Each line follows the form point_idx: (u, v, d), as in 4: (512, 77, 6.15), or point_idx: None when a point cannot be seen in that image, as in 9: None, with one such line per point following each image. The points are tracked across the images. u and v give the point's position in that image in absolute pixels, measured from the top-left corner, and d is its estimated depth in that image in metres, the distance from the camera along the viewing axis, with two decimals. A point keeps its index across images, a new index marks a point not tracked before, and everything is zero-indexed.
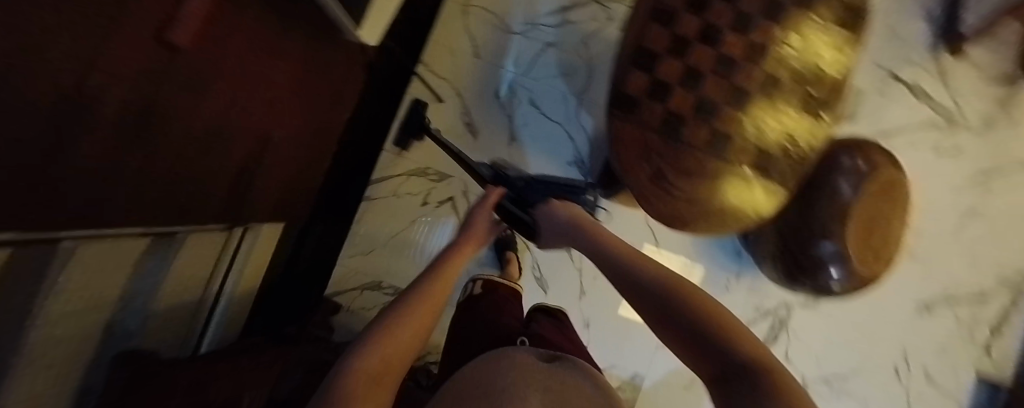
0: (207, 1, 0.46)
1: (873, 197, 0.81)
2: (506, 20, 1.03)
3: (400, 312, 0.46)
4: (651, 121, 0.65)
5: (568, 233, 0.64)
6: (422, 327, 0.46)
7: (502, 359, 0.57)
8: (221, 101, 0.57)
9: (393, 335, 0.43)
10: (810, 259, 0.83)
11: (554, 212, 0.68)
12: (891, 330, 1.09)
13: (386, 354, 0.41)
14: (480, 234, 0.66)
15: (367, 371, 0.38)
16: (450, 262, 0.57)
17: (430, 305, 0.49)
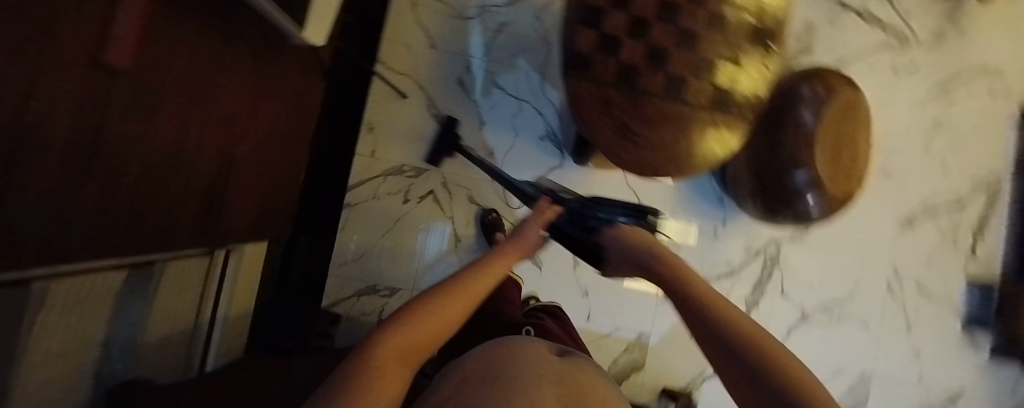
0: (137, 19, 0.46)
1: (836, 119, 0.83)
2: (457, 7, 1.03)
3: (431, 301, 0.36)
4: (606, 75, 0.65)
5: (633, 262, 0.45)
6: (451, 321, 0.35)
7: (511, 343, 0.55)
8: (174, 121, 0.57)
9: (420, 323, 0.33)
10: (787, 191, 0.84)
11: (619, 230, 0.49)
12: (879, 249, 1.12)
13: (410, 342, 0.31)
14: (531, 241, 0.52)
15: (394, 346, 0.29)
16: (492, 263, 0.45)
17: (463, 299, 0.38)
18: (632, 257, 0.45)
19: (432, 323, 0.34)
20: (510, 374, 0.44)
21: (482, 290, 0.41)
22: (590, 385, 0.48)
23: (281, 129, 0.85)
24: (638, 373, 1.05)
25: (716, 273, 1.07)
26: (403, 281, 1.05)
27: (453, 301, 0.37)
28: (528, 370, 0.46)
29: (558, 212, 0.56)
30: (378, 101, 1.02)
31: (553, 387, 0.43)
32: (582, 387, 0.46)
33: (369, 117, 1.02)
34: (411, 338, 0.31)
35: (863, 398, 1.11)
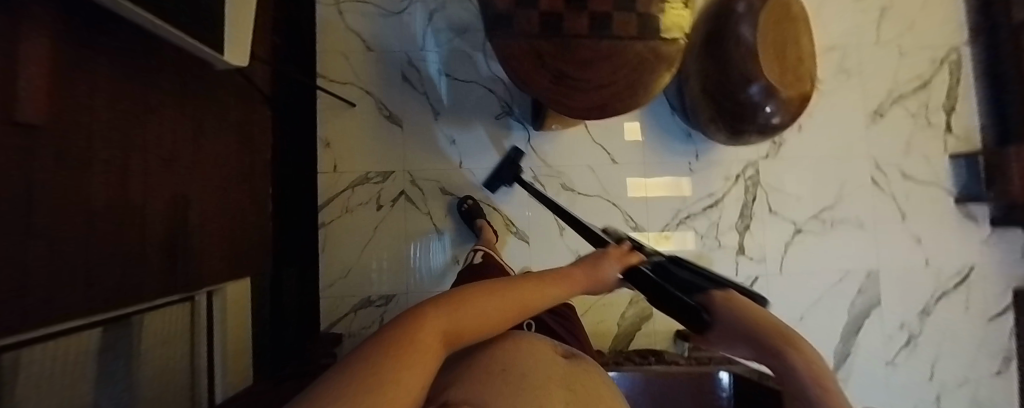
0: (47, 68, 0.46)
1: (774, 23, 0.83)
2: (384, 4, 1.03)
3: (485, 291, 0.42)
4: (529, 26, 0.65)
5: (748, 338, 0.36)
6: (493, 320, 0.40)
7: (520, 339, 0.58)
8: (111, 167, 0.57)
9: (466, 309, 0.38)
10: (743, 104, 0.84)
11: (721, 298, 0.42)
12: (855, 146, 1.11)
13: (453, 323, 0.36)
14: (599, 274, 0.52)
15: (438, 321, 0.35)
16: (553, 275, 0.49)
17: (516, 302, 0.42)
18: (741, 330, 0.37)
19: (475, 317, 0.38)
20: (519, 369, 0.46)
21: (538, 299, 0.45)
22: (594, 390, 0.50)
23: (233, 162, 0.85)
24: (646, 323, 1.04)
25: (701, 206, 1.06)
26: (396, 286, 1.04)
27: (507, 301, 0.42)
28: (536, 367, 0.48)
29: (642, 259, 0.55)
30: (328, 115, 1.03)
31: (563, 391, 0.45)
32: (590, 394, 0.48)
33: (324, 134, 1.02)
34: (452, 320, 0.36)
35: (873, 296, 1.10)
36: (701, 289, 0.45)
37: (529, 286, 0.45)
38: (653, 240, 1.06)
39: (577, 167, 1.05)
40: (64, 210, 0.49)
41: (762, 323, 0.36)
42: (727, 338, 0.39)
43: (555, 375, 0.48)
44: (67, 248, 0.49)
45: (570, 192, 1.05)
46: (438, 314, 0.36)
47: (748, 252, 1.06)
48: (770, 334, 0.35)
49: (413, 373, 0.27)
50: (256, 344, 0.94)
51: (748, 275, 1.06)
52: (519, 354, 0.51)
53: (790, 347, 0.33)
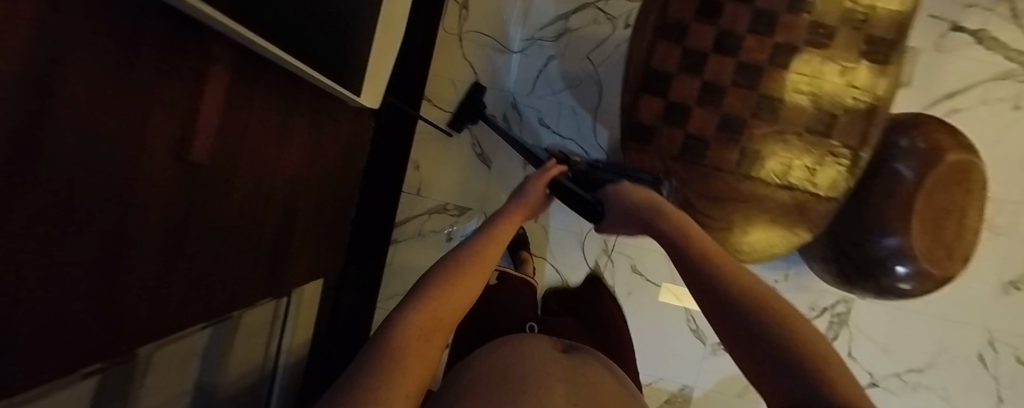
0: (206, 119, 0.51)
1: (939, 188, 0.72)
2: (504, 40, 1.01)
3: (453, 272, 0.51)
4: (670, 148, 0.61)
5: (640, 218, 0.52)
6: (468, 289, 0.50)
7: (521, 342, 0.58)
8: (244, 185, 0.63)
9: (446, 295, 0.48)
10: (869, 260, 0.75)
11: (624, 193, 0.56)
12: (974, 316, 0.97)
13: (436, 310, 0.46)
14: (530, 205, 0.63)
15: (416, 324, 0.42)
16: (498, 230, 0.59)
17: (478, 268, 0.53)
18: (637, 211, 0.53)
19: (447, 301, 0.47)
20: (520, 374, 0.48)
21: (492, 257, 0.56)
22: (602, 388, 0.50)
23: (332, 172, 0.88)
24: None
25: None
26: None
27: (471, 273, 0.52)
28: (538, 371, 0.50)
29: (563, 171, 0.63)
30: (423, 141, 1.07)
31: (563, 388, 0.47)
32: (599, 390, 0.49)
33: (416, 157, 1.07)
34: (431, 315, 0.45)
35: None
36: (607, 183, 0.59)
37: (478, 253, 0.54)
38: (710, 345, 1.02)
39: (652, 253, 1.02)
40: (191, 242, 0.54)
41: (653, 205, 0.53)
42: (621, 217, 0.55)
43: (554, 375, 0.49)
44: (167, 273, 0.51)
45: (637, 275, 1.02)
46: (415, 315, 0.44)
47: None
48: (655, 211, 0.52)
49: (407, 380, 0.36)
50: (314, 338, 1.01)
51: None
52: (517, 360, 0.52)
53: (662, 215, 0.52)
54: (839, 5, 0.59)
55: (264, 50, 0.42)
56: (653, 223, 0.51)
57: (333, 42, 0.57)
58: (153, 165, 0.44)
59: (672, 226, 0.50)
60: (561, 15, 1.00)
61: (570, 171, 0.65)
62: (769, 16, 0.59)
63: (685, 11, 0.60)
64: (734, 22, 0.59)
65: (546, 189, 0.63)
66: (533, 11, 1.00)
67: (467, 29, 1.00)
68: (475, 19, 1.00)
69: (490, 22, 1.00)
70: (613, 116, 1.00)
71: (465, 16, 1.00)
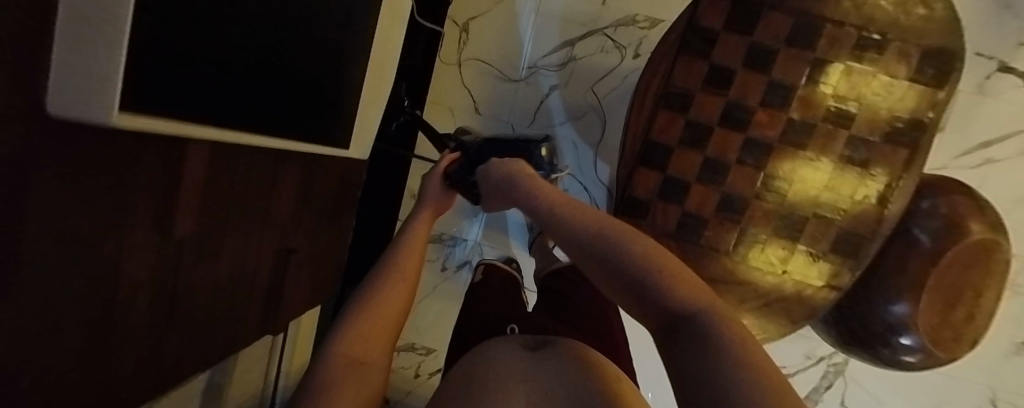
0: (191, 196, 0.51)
1: (954, 263, 0.68)
2: (505, 67, 0.95)
3: (370, 294, 0.44)
4: (665, 224, 0.58)
5: (505, 192, 0.45)
6: (394, 307, 0.44)
7: (490, 344, 0.54)
8: (234, 243, 0.63)
9: (367, 322, 0.42)
10: (871, 329, 0.72)
11: (491, 170, 0.48)
12: (980, 373, 0.94)
13: (362, 341, 0.40)
14: (441, 202, 0.59)
15: (346, 353, 0.38)
16: (412, 233, 0.53)
17: (401, 281, 0.47)
18: (500, 184, 0.46)
19: (380, 318, 0.42)
20: (480, 381, 0.43)
21: (413, 263, 0.50)
22: (566, 374, 0.44)
23: (328, 208, 0.87)
24: None
25: None
26: (437, 342, 1.15)
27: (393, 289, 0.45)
28: (499, 374, 0.44)
29: (453, 157, 0.58)
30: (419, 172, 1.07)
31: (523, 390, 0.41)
32: (575, 379, 0.42)
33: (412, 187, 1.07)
34: (363, 340, 0.40)
35: None
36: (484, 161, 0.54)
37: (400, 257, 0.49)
38: None
39: None
40: (184, 309, 0.56)
41: (526, 176, 0.44)
42: (489, 195, 0.48)
43: (515, 375, 0.43)
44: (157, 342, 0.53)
45: None
46: (344, 343, 0.39)
47: None
48: (515, 175, 0.44)
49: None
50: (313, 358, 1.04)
51: None
52: (481, 366, 0.47)
53: (523, 176, 0.44)
54: (863, 78, 0.54)
55: (218, 137, 0.41)
56: (515, 196, 0.42)
57: (313, 104, 0.55)
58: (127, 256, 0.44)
59: (534, 186, 0.42)
60: (566, 41, 0.93)
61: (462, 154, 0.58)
62: (785, 88, 0.54)
63: (692, 78, 0.55)
64: (745, 95, 0.55)
65: (443, 181, 0.58)
66: (536, 35, 0.94)
67: (466, 55, 0.95)
68: (475, 43, 0.95)
69: (490, 48, 0.95)
70: (615, 151, 0.96)
71: (465, 40, 0.95)
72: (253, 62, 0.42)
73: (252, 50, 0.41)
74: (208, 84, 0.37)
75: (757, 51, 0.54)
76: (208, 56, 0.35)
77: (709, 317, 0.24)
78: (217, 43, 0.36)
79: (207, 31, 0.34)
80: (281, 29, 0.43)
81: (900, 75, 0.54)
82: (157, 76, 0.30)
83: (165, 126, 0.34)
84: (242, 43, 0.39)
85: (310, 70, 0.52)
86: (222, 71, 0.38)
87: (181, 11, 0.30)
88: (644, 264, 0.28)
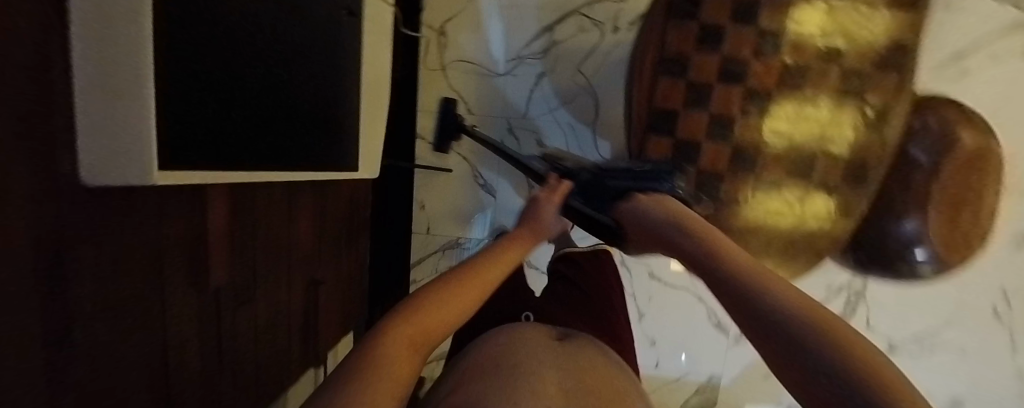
0: (213, 244, 0.50)
1: (953, 172, 0.71)
2: (489, 63, 0.95)
3: (444, 286, 0.44)
4: (683, 186, 0.60)
5: (652, 233, 0.42)
6: (464, 305, 0.44)
7: (512, 329, 0.52)
8: (265, 284, 0.62)
9: (433, 308, 0.41)
10: (888, 250, 0.76)
11: (641, 208, 0.46)
12: (990, 273, 0.98)
13: (425, 322, 0.40)
14: (539, 232, 0.57)
15: (402, 330, 0.37)
16: (501, 252, 0.53)
17: (480, 283, 0.47)
18: (649, 226, 0.43)
19: (445, 308, 0.42)
20: (512, 362, 0.42)
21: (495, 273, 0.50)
22: (592, 365, 0.45)
23: (345, 234, 0.86)
24: None
25: None
26: None
27: (470, 287, 0.46)
28: (530, 359, 0.43)
29: (568, 187, 0.57)
30: (425, 179, 1.02)
31: (557, 377, 0.39)
32: (600, 382, 0.41)
33: (420, 196, 1.02)
34: (421, 322, 0.39)
35: None
36: (611, 195, 0.52)
37: (480, 266, 0.49)
38: (733, 334, 1.05)
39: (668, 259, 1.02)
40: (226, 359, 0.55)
41: (672, 215, 0.43)
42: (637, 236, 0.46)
43: (550, 362, 0.42)
44: (212, 394, 0.53)
45: (655, 280, 1.04)
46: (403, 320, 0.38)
47: None
48: (671, 220, 0.41)
49: (391, 383, 0.31)
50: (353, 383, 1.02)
51: None
52: (513, 345, 0.46)
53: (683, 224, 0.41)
54: (845, 14, 0.56)
55: (243, 179, 0.41)
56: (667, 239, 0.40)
57: (326, 131, 0.55)
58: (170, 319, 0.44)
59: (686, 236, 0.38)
60: (546, 27, 0.93)
61: (575, 185, 0.58)
62: (774, 36, 0.56)
63: (684, 41, 0.57)
64: (738, 48, 0.56)
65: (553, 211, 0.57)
66: (514, 26, 0.93)
67: (449, 58, 0.94)
68: (455, 44, 0.94)
69: (472, 46, 0.94)
70: (613, 126, 0.97)
71: (444, 42, 0.94)
72: (265, 101, 0.42)
73: (258, 84, 0.40)
74: (228, 130, 0.37)
75: (742, 5, 0.55)
76: (222, 100, 0.35)
77: (833, 352, 0.18)
78: (229, 85, 0.36)
79: (218, 76, 0.34)
80: (280, 63, 0.43)
81: (878, 4, 0.56)
82: (179, 128, 0.30)
83: (198, 175, 0.33)
84: (250, 83, 0.39)
85: (314, 95, 0.51)
86: (234, 108, 0.37)
87: (193, 65, 0.30)
88: (787, 315, 0.22)
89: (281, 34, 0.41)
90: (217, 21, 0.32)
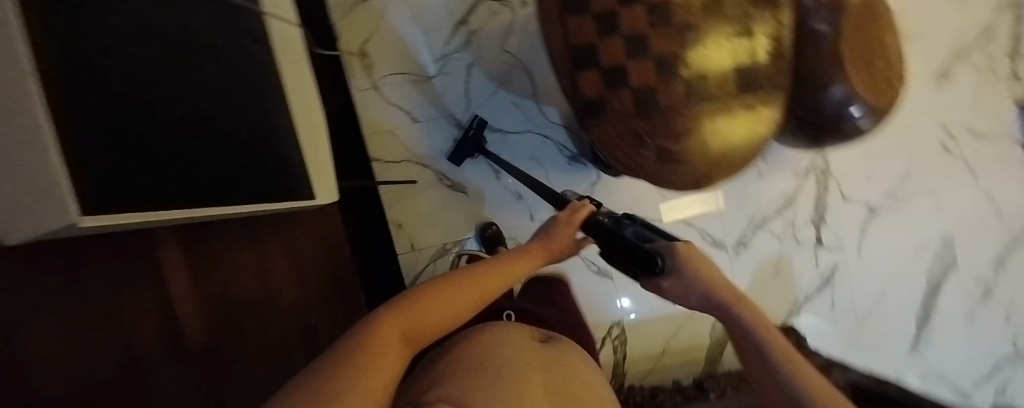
0: (179, 291, 0.50)
1: (854, 29, 0.78)
2: (419, 69, 0.97)
3: (450, 286, 0.46)
4: (625, 109, 0.62)
5: (704, 299, 0.50)
6: (461, 308, 0.45)
7: (497, 327, 0.54)
8: (252, 331, 0.61)
9: (431, 304, 0.43)
10: (827, 116, 0.81)
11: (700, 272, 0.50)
12: (925, 114, 1.06)
13: (419, 319, 0.41)
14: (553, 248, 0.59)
15: (393, 323, 0.38)
16: (512, 263, 0.54)
17: (482, 290, 0.49)
18: (707, 296, 0.50)
19: (439, 310, 0.43)
20: (500, 363, 0.45)
21: (501, 283, 0.52)
22: (569, 373, 0.49)
23: (329, 273, 0.84)
24: None
25: (775, 208, 1.06)
26: None
27: (473, 291, 0.47)
28: (518, 361, 0.46)
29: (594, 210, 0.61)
30: (393, 197, 1.00)
31: (541, 378, 0.45)
32: (574, 384, 0.48)
33: (395, 216, 1.00)
34: (411, 320, 0.40)
35: (950, 258, 1.11)
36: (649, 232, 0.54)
37: (483, 273, 0.50)
38: (732, 247, 1.06)
39: (647, 197, 1.04)
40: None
41: (720, 287, 0.50)
42: (683, 285, 0.49)
43: (533, 360, 0.48)
44: None
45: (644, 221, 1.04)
46: (394, 314, 0.39)
47: (826, 242, 1.08)
48: (727, 295, 0.50)
49: (382, 377, 0.32)
50: None
51: (828, 263, 1.08)
52: (500, 344, 0.49)
53: (733, 300, 0.49)
54: None
55: (207, 215, 0.42)
56: (721, 311, 0.50)
57: (271, 159, 0.55)
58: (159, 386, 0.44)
59: (748, 316, 0.48)
60: (460, 20, 0.97)
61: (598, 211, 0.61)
62: None
63: None
64: None
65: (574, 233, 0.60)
66: (429, 27, 0.96)
67: (378, 76, 0.96)
68: (380, 61, 0.95)
69: (397, 58, 0.96)
70: (554, 91, 1.00)
71: (369, 62, 0.95)
72: (200, 134, 0.42)
73: (187, 109, 0.40)
74: (174, 164, 0.37)
75: None
76: (155, 131, 0.35)
77: None
78: (155, 116, 0.35)
79: (141, 107, 0.33)
80: (205, 87, 0.44)
81: None
82: (124, 160, 0.30)
83: (145, 204, 0.33)
84: (180, 117, 0.39)
85: (253, 122, 0.52)
86: (170, 132, 0.37)
87: (122, 91, 0.31)
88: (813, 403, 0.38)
89: (192, 69, 0.42)
90: (127, 46, 0.33)
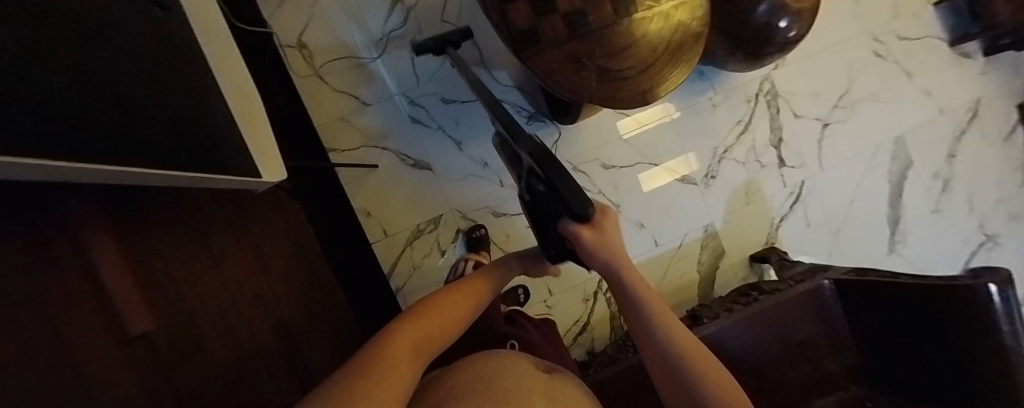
0: (110, 247, 0.37)
1: None
2: (361, 53, 0.96)
3: (449, 297, 0.43)
4: (557, 33, 0.63)
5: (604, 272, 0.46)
6: (465, 313, 0.43)
7: (494, 353, 0.47)
8: (212, 325, 0.49)
9: (436, 314, 0.40)
10: (757, 31, 0.84)
11: (603, 243, 0.46)
12: (852, 27, 1.12)
13: (427, 329, 0.37)
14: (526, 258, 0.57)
15: (406, 336, 0.34)
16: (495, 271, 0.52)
17: (477, 293, 0.47)
18: (607, 271, 0.46)
19: (444, 319, 0.40)
20: (503, 386, 0.38)
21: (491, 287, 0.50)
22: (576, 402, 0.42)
23: (299, 265, 0.80)
24: (721, 260, 1.09)
25: (734, 135, 1.08)
26: None
27: (468, 294, 0.45)
28: (521, 387, 0.39)
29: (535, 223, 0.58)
30: (356, 185, 0.99)
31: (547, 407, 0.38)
32: None
33: (361, 204, 0.99)
34: (425, 330, 0.37)
35: (906, 157, 1.15)
36: None
37: (473, 278, 0.49)
38: (702, 180, 1.08)
39: (609, 145, 1.05)
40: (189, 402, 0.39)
41: (617, 260, 0.46)
42: (593, 255, 0.45)
43: (537, 388, 0.41)
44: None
45: (610, 168, 1.05)
46: (408, 328, 0.36)
47: (789, 161, 1.10)
48: (623, 271, 0.46)
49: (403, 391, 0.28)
50: None
51: (796, 181, 1.10)
52: (500, 370, 0.41)
53: (626, 275, 0.46)
54: None
55: (151, 160, 0.38)
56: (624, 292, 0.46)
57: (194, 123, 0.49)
58: (96, 367, 0.29)
59: (645, 300, 0.45)
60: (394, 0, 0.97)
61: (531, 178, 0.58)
62: None
63: None
64: None
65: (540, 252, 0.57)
66: (364, 10, 0.96)
67: (320, 66, 0.95)
68: (320, 50, 0.94)
69: (336, 46, 0.95)
70: (499, 55, 1.01)
71: (309, 53, 0.94)
72: (126, 88, 0.38)
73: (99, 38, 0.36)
74: (101, 103, 0.34)
75: None
76: (74, 49, 0.32)
77: None
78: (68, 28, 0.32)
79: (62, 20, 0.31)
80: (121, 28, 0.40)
81: None
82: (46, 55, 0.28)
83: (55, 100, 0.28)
84: (100, 55, 0.35)
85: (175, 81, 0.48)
86: (79, 46, 0.33)
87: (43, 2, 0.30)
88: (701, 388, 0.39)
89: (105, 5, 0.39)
90: None
